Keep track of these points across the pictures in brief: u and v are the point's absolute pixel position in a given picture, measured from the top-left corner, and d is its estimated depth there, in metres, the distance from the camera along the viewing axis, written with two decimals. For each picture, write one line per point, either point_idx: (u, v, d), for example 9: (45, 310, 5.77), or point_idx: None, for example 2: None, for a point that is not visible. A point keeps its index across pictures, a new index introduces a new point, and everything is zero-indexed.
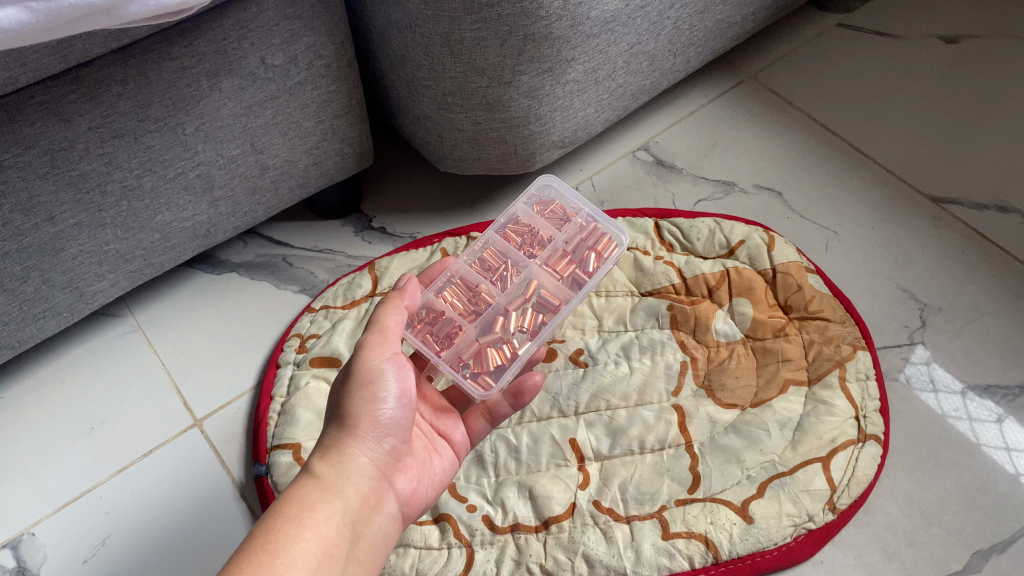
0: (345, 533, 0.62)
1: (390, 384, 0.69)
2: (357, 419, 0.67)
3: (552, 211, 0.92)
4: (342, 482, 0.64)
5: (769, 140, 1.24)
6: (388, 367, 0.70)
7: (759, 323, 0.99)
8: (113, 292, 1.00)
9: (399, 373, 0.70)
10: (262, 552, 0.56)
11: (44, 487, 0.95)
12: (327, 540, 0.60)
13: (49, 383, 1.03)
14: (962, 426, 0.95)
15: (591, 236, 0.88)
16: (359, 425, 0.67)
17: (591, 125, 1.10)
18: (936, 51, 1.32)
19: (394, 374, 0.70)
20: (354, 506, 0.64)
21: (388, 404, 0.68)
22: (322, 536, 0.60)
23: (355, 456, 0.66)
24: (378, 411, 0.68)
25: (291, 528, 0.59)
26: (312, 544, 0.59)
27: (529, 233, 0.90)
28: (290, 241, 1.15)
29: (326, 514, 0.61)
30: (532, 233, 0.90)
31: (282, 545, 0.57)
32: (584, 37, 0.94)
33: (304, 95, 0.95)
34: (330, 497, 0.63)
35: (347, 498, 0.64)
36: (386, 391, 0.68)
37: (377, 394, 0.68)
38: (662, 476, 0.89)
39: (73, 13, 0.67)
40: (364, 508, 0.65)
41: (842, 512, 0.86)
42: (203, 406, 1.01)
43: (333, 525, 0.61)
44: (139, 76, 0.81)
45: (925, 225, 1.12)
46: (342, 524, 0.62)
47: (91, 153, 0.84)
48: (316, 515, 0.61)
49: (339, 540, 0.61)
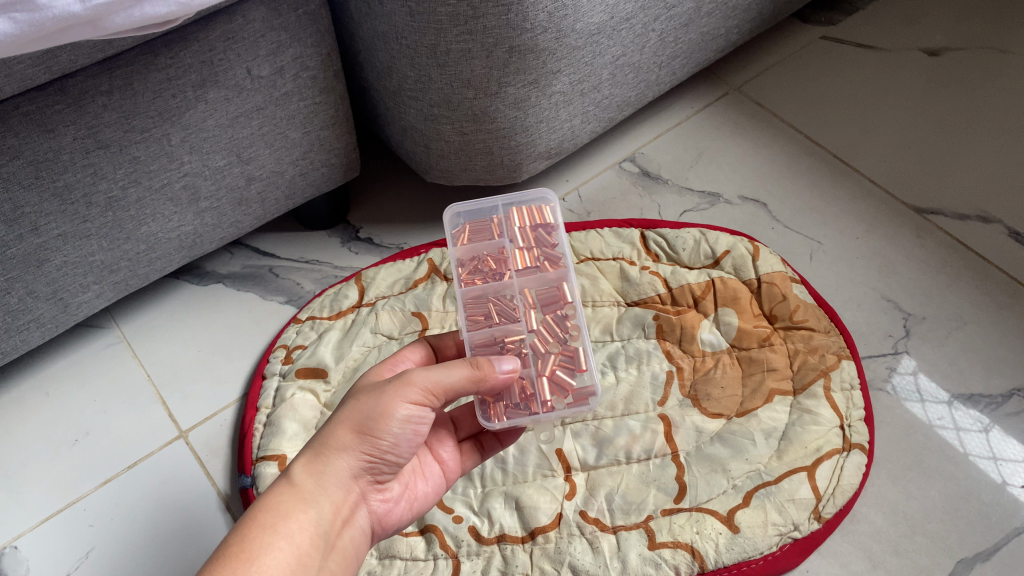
0: (317, 545, 0.62)
1: (405, 424, 0.65)
2: (355, 440, 0.65)
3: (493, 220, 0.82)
4: (323, 492, 0.64)
5: (753, 151, 1.25)
6: (414, 404, 0.65)
7: (745, 333, 1.00)
8: (98, 303, 0.99)
9: (420, 413, 0.66)
10: (230, 562, 0.57)
11: (28, 500, 0.94)
12: (299, 551, 0.61)
13: (34, 395, 1.02)
14: (947, 435, 0.96)
15: (516, 214, 0.80)
16: (356, 446, 0.65)
17: (578, 136, 1.11)
18: (918, 63, 1.34)
19: (416, 415, 0.66)
20: (331, 518, 0.64)
21: (396, 439, 0.65)
22: (295, 546, 0.61)
23: (343, 467, 0.65)
24: (383, 443, 0.65)
25: (265, 536, 0.60)
26: (282, 556, 0.60)
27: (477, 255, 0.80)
28: (276, 252, 1.15)
29: (301, 524, 0.62)
30: (479, 259, 0.80)
31: (253, 556, 0.58)
32: (570, 49, 0.95)
33: (290, 106, 0.95)
34: (309, 506, 0.63)
35: (326, 508, 0.64)
36: (401, 431, 0.65)
37: (390, 431, 0.65)
38: (648, 486, 0.89)
39: (57, 23, 0.67)
40: (340, 519, 0.65)
41: (828, 521, 0.87)
42: (188, 418, 1.00)
43: (307, 536, 0.62)
44: (125, 86, 0.82)
45: (908, 235, 1.13)
46: (315, 535, 0.62)
47: (76, 164, 0.84)
48: (291, 524, 0.61)
49: (311, 552, 0.61)
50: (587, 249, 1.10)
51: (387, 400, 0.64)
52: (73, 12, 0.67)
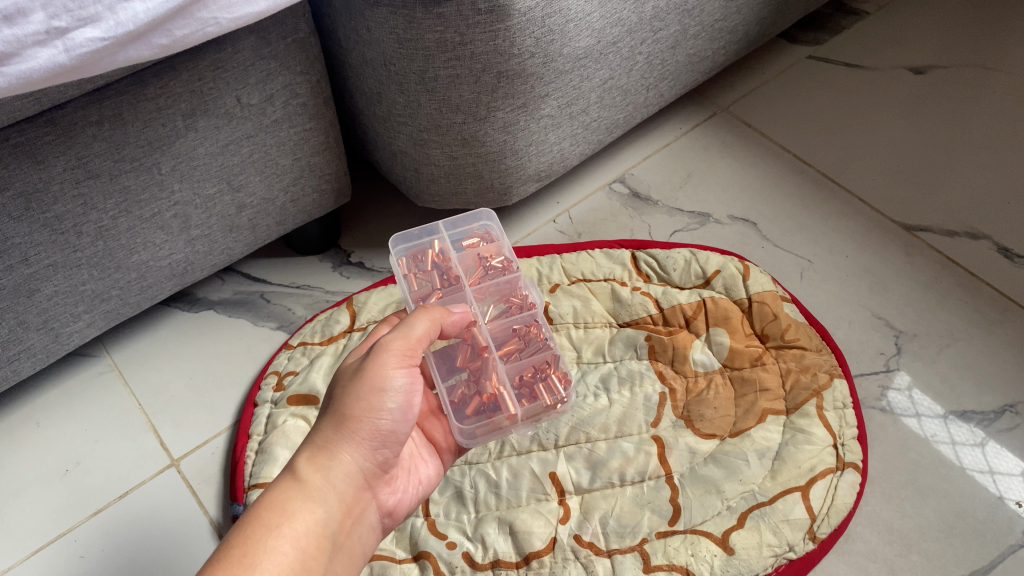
0: (324, 545, 0.61)
1: (399, 395, 0.67)
2: (356, 423, 0.65)
3: (412, 259, 0.87)
4: (327, 489, 0.63)
5: (742, 171, 1.25)
6: (402, 374, 0.68)
7: (736, 353, 1.00)
8: (90, 332, 0.99)
9: (410, 383, 0.68)
10: (236, 564, 0.55)
11: (18, 532, 0.93)
12: (304, 554, 0.59)
13: (25, 426, 1.02)
14: (945, 450, 0.96)
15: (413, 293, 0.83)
16: (356, 430, 0.65)
17: (567, 159, 1.11)
18: (904, 81, 1.35)
19: (405, 384, 0.68)
20: (336, 516, 0.63)
21: (391, 414, 0.66)
22: (301, 549, 0.59)
23: (346, 462, 0.65)
24: (382, 418, 0.66)
25: (270, 539, 0.58)
26: (289, 558, 0.58)
27: (441, 272, 0.85)
28: (268, 278, 1.15)
29: (307, 525, 0.60)
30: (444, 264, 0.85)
31: (260, 559, 0.56)
32: (558, 74, 0.96)
33: (281, 133, 0.95)
34: (313, 506, 0.61)
35: (329, 507, 0.63)
36: (395, 402, 0.67)
37: (385, 401, 0.66)
38: (642, 508, 0.89)
39: (44, 74, 0.68)
40: (346, 518, 0.64)
41: (823, 541, 0.86)
42: (180, 446, 1.00)
43: (313, 538, 0.60)
44: (115, 117, 0.82)
45: (897, 253, 1.14)
46: (322, 536, 0.61)
47: (66, 195, 0.84)
48: (296, 525, 0.59)
49: (318, 554, 0.60)
50: (578, 270, 1.10)
51: (378, 370, 0.66)
52: (59, 62, 0.68)
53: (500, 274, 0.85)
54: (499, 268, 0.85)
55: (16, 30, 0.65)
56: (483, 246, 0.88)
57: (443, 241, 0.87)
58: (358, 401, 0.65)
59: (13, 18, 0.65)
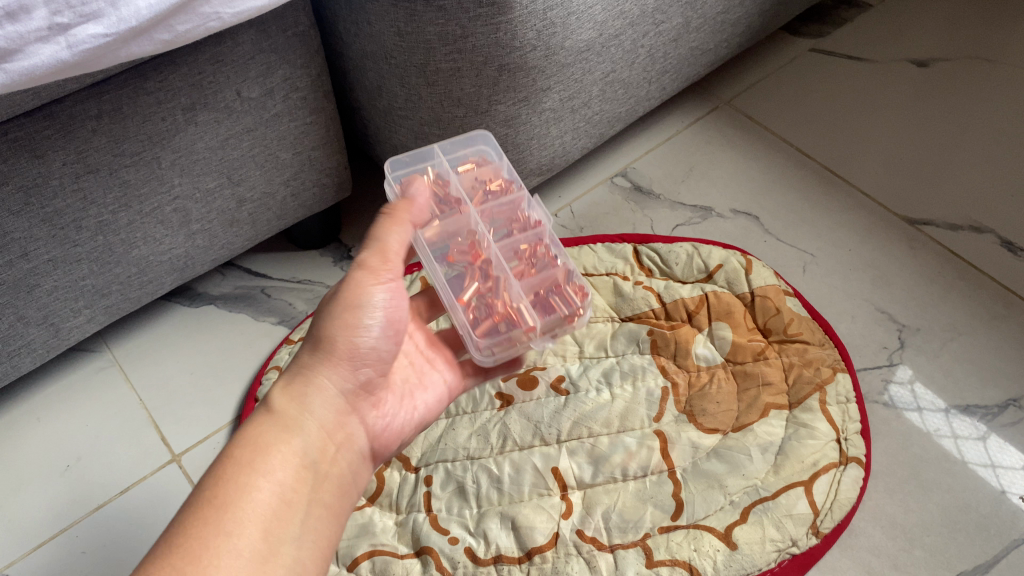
0: (305, 478, 0.61)
1: (377, 310, 0.69)
2: (333, 342, 0.67)
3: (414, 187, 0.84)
4: (303, 418, 0.64)
5: (745, 164, 1.25)
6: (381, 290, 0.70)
7: (739, 347, 1.00)
8: (90, 327, 0.98)
9: (391, 298, 0.70)
10: (209, 503, 0.56)
11: (19, 527, 0.93)
12: (283, 490, 0.59)
13: (25, 420, 1.01)
14: (947, 443, 0.96)
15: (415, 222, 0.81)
16: (334, 349, 0.67)
17: (569, 153, 1.11)
18: (907, 73, 1.34)
19: (384, 298, 0.70)
20: (316, 447, 0.64)
21: (370, 331, 0.69)
22: (277, 483, 0.59)
23: (324, 387, 0.67)
24: (357, 338, 0.68)
25: (246, 476, 0.58)
26: (267, 494, 0.58)
27: (439, 199, 0.83)
28: (269, 273, 1.15)
29: (282, 458, 0.61)
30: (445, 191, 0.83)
31: (234, 496, 0.57)
32: (559, 66, 0.95)
33: (281, 126, 0.95)
34: (289, 437, 0.62)
35: (307, 438, 0.64)
36: (372, 316, 0.69)
37: (362, 317, 0.68)
38: (645, 503, 0.88)
39: (46, 71, 0.68)
40: (328, 446, 0.65)
41: (826, 536, 0.86)
42: (181, 442, 0.99)
43: (290, 470, 0.61)
44: (114, 111, 0.81)
45: (901, 246, 1.13)
46: (301, 467, 0.62)
47: (66, 189, 0.83)
48: (270, 460, 0.60)
49: (299, 487, 0.60)
50: (580, 265, 1.09)
51: (354, 284, 0.69)
52: (61, 58, 0.68)
53: (501, 196, 0.83)
54: (498, 191, 0.84)
55: (18, 27, 0.65)
56: (481, 170, 0.86)
57: (440, 168, 0.86)
58: (331, 321, 0.68)
59: (16, 15, 0.64)
